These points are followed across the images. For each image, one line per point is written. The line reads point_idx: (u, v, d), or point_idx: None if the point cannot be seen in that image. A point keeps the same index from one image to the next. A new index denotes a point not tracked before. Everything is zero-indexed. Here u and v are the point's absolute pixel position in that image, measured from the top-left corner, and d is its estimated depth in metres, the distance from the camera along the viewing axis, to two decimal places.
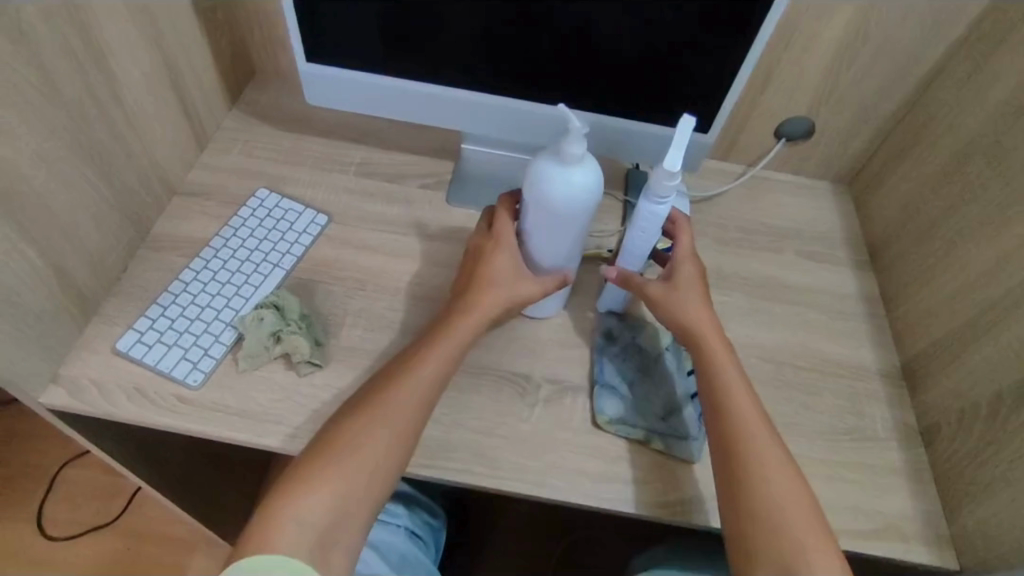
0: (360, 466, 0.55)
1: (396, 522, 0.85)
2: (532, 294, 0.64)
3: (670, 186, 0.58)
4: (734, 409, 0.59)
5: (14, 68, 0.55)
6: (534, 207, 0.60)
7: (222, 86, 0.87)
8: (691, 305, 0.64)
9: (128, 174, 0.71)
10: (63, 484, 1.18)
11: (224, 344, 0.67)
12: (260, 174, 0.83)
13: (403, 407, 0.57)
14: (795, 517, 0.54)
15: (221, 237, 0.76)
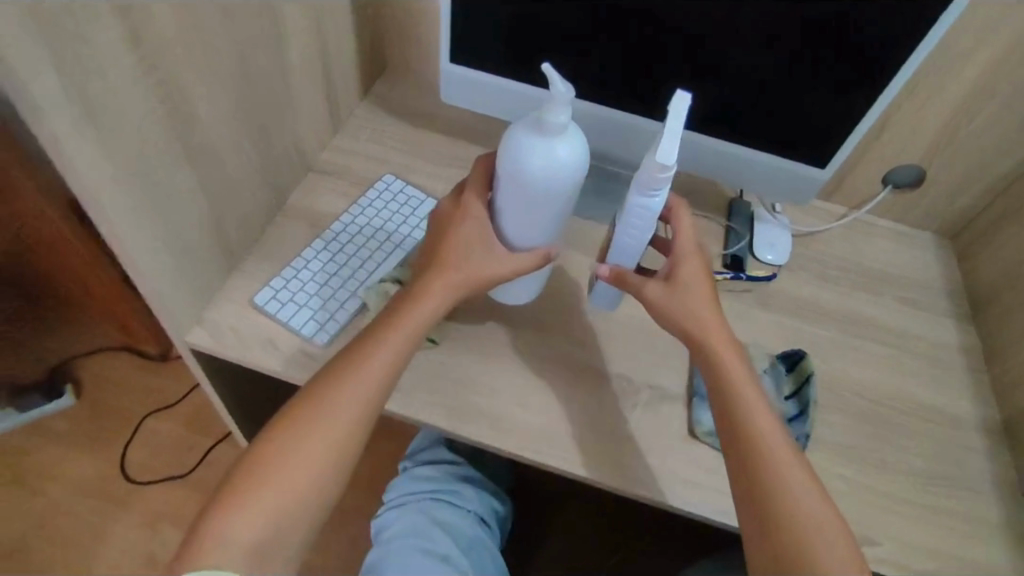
0: (307, 460, 0.57)
1: (468, 508, 0.90)
2: (489, 274, 0.64)
3: (658, 181, 0.55)
4: (747, 420, 0.58)
5: (228, 41, 0.61)
6: (506, 179, 0.60)
7: (360, 78, 0.93)
8: (694, 311, 0.61)
9: (280, 146, 0.78)
10: (145, 431, 1.26)
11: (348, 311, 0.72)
12: (387, 161, 0.89)
13: (346, 408, 0.58)
14: (811, 533, 0.53)
15: (349, 214, 0.81)
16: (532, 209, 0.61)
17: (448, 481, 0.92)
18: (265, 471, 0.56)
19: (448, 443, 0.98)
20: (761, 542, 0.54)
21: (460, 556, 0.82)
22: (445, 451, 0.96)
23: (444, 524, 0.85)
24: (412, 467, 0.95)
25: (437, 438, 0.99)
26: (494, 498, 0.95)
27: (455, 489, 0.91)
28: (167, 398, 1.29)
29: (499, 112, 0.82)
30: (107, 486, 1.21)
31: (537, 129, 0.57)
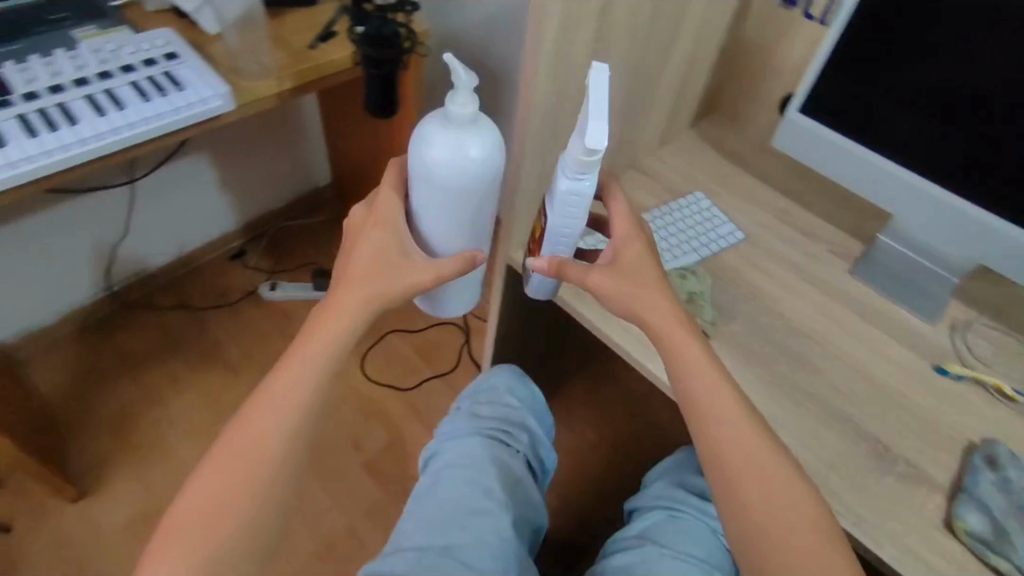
0: (238, 475, 0.60)
1: (517, 449, 0.93)
2: (423, 277, 0.67)
3: (590, 163, 0.57)
4: (698, 408, 0.63)
5: (640, 36, 0.74)
6: (423, 178, 0.67)
7: (694, 109, 1.04)
8: (642, 296, 0.65)
9: (624, 140, 0.91)
10: (386, 344, 1.59)
11: None
12: (698, 182, 0.98)
13: (285, 390, 0.63)
14: (774, 517, 0.59)
15: (658, 212, 0.91)
16: (450, 205, 0.68)
17: (506, 424, 0.95)
18: (223, 466, 0.61)
19: (509, 389, 1.02)
20: (739, 514, 0.60)
21: (503, 490, 0.85)
22: (509, 395, 1.00)
23: (493, 461, 0.89)
24: (473, 399, 1.01)
25: (507, 383, 1.03)
26: (543, 453, 0.99)
27: (512, 432, 0.95)
28: (413, 325, 1.64)
29: (821, 168, 0.82)
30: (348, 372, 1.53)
31: (448, 121, 0.65)
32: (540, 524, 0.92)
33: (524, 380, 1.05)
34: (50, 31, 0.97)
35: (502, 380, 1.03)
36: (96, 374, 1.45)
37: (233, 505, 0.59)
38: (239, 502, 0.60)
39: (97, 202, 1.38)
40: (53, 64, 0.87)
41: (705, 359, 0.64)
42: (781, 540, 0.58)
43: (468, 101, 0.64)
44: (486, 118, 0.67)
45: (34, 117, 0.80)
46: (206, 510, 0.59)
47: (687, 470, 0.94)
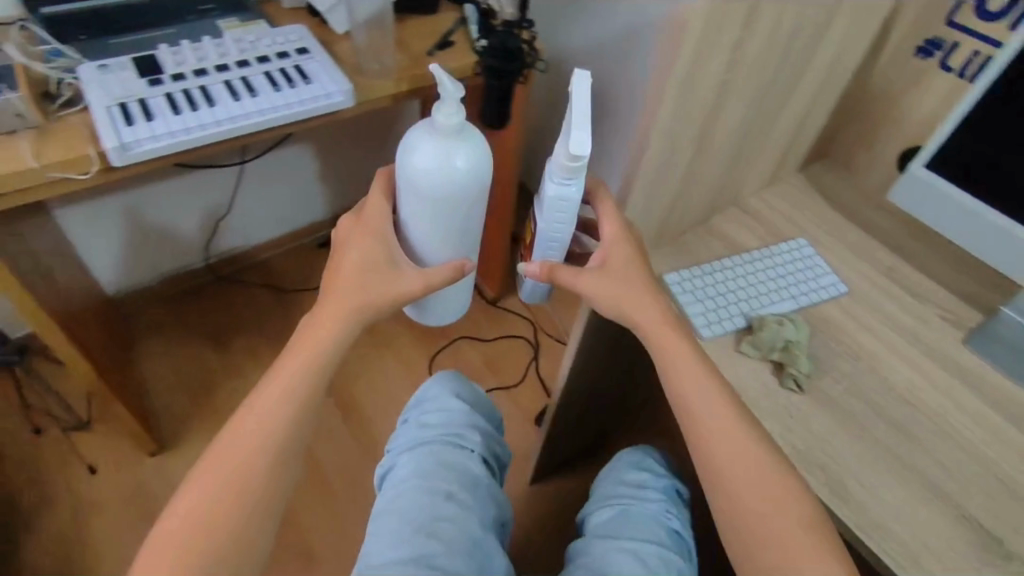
0: (228, 479, 0.64)
1: (472, 450, 0.92)
2: (414, 286, 0.73)
3: (570, 171, 0.66)
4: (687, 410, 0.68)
5: (767, 76, 0.73)
6: (410, 186, 0.75)
7: (805, 153, 1.01)
8: (638, 304, 0.70)
9: (731, 177, 0.89)
10: (455, 347, 1.67)
11: (734, 325, 0.80)
12: (801, 228, 0.95)
13: (273, 399, 0.68)
14: (767, 522, 0.63)
15: (757, 253, 0.88)
16: (436, 210, 0.76)
17: (463, 429, 0.93)
18: (212, 472, 0.64)
19: (455, 392, 0.99)
20: (754, 539, 0.64)
21: (465, 495, 0.85)
22: (455, 399, 0.98)
23: (454, 470, 0.87)
24: (425, 402, 0.98)
25: (454, 387, 1.00)
26: (494, 450, 0.98)
27: (466, 435, 0.93)
28: (484, 333, 1.71)
29: (943, 228, 0.78)
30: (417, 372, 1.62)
31: (435, 132, 0.74)
32: (504, 516, 0.93)
33: (470, 380, 1.04)
34: (200, 20, 1.05)
35: (444, 383, 1.00)
36: (185, 338, 1.54)
37: (226, 515, 0.63)
38: (233, 512, 0.63)
39: (210, 180, 1.48)
40: (200, 50, 0.94)
41: (695, 363, 0.69)
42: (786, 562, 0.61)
43: (450, 116, 0.73)
44: (467, 128, 0.76)
45: (179, 96, 0.87)
46: (198, 521, 0.62)
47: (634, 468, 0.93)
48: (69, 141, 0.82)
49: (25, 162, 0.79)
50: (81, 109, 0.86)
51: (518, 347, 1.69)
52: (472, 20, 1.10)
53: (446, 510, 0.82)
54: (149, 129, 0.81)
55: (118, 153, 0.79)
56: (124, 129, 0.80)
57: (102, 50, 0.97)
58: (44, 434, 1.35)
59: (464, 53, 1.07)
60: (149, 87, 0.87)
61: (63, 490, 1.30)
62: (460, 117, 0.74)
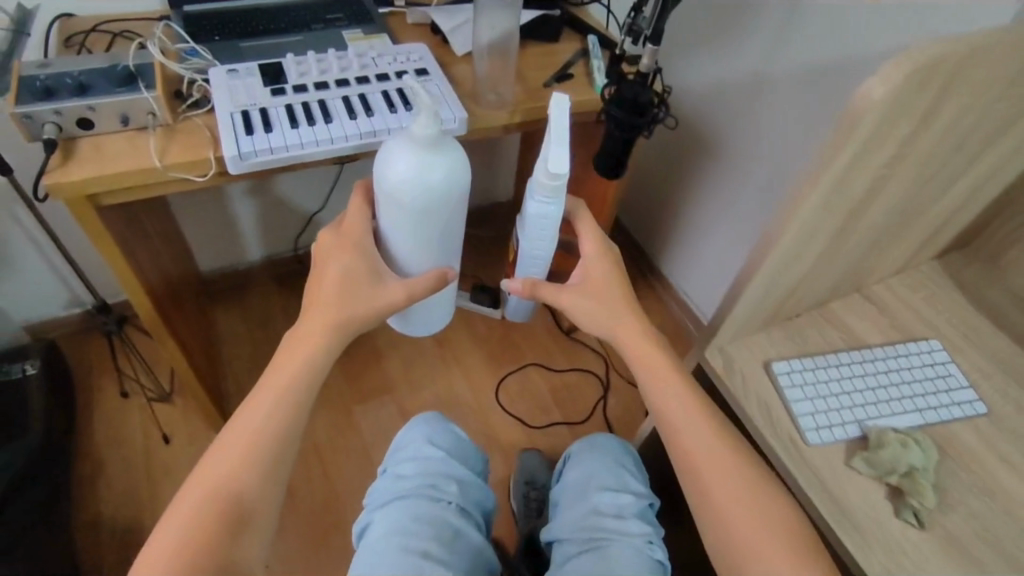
0: (221, 484, 0.67)
1: (445, 499, 0.94)
2: (396, 297, 0.79)
3: (550, 188, 0.76)
4: (675, 433, 0.71)
5: (931, 169, 0.65)
6: (391, 203, 0.77)
7: (948, 243, 0.90)
8: (640, 360, 0.75)
9: (862, 264, 0.80)
10: (523, 374, 1.63)
11: (846, 433, 0.72)
12: (932, 327, 0.85)
13: (261, 408, 0.71)
14: (750, 531, 0.65)
15: (882, 351, 0.79)
16: (418, 224, 0.79)
17: (437, 479, 0.97)
18: (206, 483, 0.67)
19: (429, 438, 1.04)
20: None
21: (439, 548, 0.86)
22: (426, 445, 1.02)
23: (429, 523, 0.89)
24: (404, 450, 1.03)
25: (426, 431, 1.05)
26: (473, 495, 1.00)
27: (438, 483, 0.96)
28: (553, 364, 1.66)
29: None
30: (482, 395, 1.59)
31: (411, 145, 0.74)
32: (490, 562, 0.94)
33: (449, 424, 1.08)
34: (326, 30, 1.07)
35: (422, 432, 1.05)
36: (266, 324, 1.59)
37: (219, 519, 0.65)
38: (223, 519, 0.65)
39: (313, 177, 1.52)
40: (324, 61, 0.94)
41: (674, 383, 0.73)
42: None
43: (427, 135, 0.73)
44: (445, 142, 0.76)
45: (298, 108, 0.87)
46: (186, 534, 0.63)
47: (595, 467, 1.19)
48: (192, 143, 0.85)
49: (150, 160, 0.82)
50: (207, 111, 0.89)
51: (588, 385, 1.63)
52: (593, 53, 1.07)
53: (425, 564, 0.82)
54: (266, 140, 0.82)
55: (235, 162, 0.80)
56: (244, 138, 0.81)
57: (233, 53, 0.99)
58: (130, 398, 1.43)
59: (581, 88, 1.04)
60: (272, 96, 0.88)
61: (138, 455, 1.36)
62: (436, 130, 0.74)
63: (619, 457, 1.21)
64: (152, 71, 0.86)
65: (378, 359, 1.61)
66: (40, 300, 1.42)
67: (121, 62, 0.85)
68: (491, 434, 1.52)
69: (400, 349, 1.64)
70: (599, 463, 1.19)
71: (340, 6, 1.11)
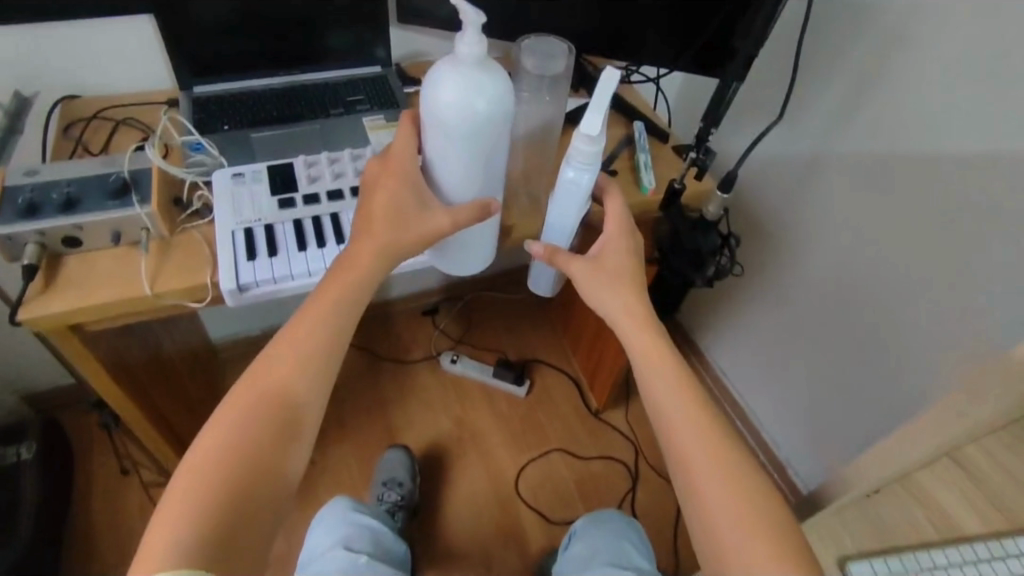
0: (250, 438, 0.55)
1: None
2: (440, 226, 0.67)
3: (588, 153, 0.66)
4: (658, 412, 0.62)
5: None
6: (435, 127, 0.65)
7: None
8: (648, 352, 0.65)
9: (964, 431, 0.67)
10: (546, 461, 1.52)
11: None
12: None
13: (295, 352, 0.60)
14: (725, 517, 0.56)
15: (997, 548, 0.64)
16: (466, 152, 0.67)
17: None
18: (229, 439, 0.55)
19: (345, 544, 1.08)
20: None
21: None
22: (340, 548, 1.06)
23: None
24: (320, 561, 1.05)
25: (344, 535, 1.10)
26: None
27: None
28: (579, 450, 1.54)
29: None
30: (503, 481, 1.48)
31: (456, 59, 0.62)
32: None
33: (367, 522, 1.14)
34: (346, 115, 0.97)
35: (335, 538, 1.09)
36: None
37: (246, 474, 0.53)
38: (251, 475, 0.54)
39: None
40: (338, 163, 0.85)
41: (667, 358, 0.64)
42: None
43: (477, 42, 0.61)
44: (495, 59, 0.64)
45: (308, 226, 0.79)
46: (207, 492, 0.51)
47: (599, 552, 1.09)
48: (188, 263, 0.76)
49: (140, 286, 0.73)
50: (208, 222, 0.80)
51: (616, 475, 1.51)
52: (639, 145, 0.96)
53: None
54: (270, 270, 0.73)
55: (234, 297, 0.71)
56: (244, 265, 0.73)
57: (242, 145, 0.90)
58: (131, 475, 1.35)
59: (625, 188, 0.94)
60: (279, 209, 0.79)
61: (133, 541, 1.27)
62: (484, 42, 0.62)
63: (620, 528, 1.14)
64: (149, 181, 0.77)
65: (393, 438, 1.51)
66: (43, 371, 1.35)
67: (115, 170, 0.77)
68: (511, 526, 1.41)
69: (416, 426, 1.54)
70: (602, 540, 1.10)
71: (361, 87, 1.02)
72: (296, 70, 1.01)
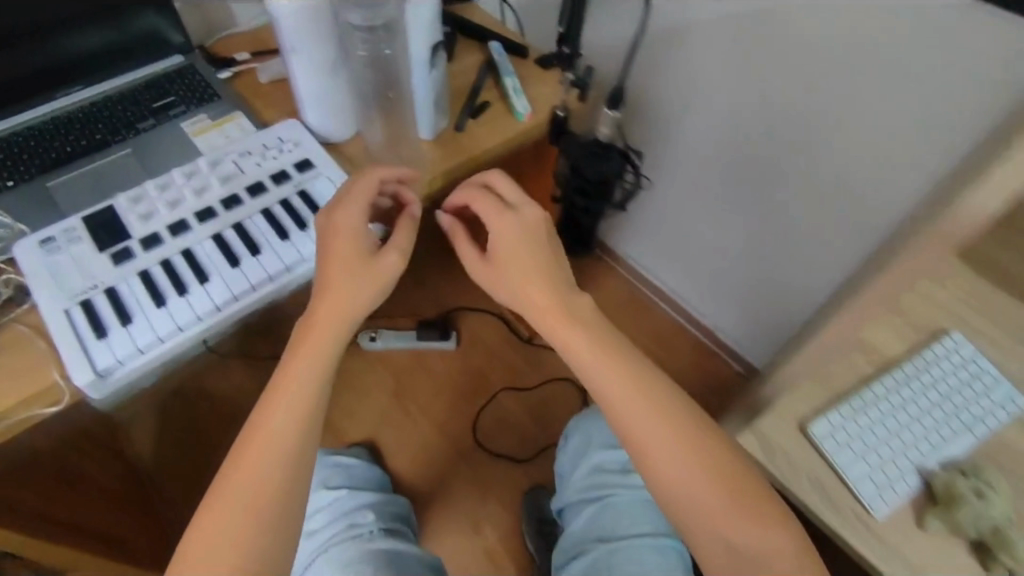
0: (249, 495, 0.53)
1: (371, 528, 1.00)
2: (390, 264, 0.63)
3: None
4: (596, 383, 0.60)
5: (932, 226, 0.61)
6: (280, 17, 0.67)
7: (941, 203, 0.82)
8: (555, 323, 0.61)
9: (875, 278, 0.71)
10: (495, 403, 1.44)
11: (907, 486, 0.67)
12: (947, 309, 0.79)
13: (299, 393, 0.57)
14: (685, 487, 0.57)
15: (902, 377, 0.74)
16: (315, 33, 0.69)
17: (361, 555, 0.92)
18: (240, 491, 0.53)
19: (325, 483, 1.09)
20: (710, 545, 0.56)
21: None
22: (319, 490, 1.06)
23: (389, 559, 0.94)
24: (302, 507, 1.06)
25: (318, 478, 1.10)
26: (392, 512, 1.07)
27: (367, 556, 0.92)
28: (523, 381, 1.48)
29: None
30: (460, 444, 1.39)
31: None
32: None
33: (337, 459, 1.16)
34: (160, 126, 0.82)
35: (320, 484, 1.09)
36: (200, 446, 1.38)
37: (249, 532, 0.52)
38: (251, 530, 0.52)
39: None
40: (169, 188, 0.71)
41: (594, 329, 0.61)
42: (721, 543, 0.56)
43: None
44: None
45: (158, 273, 0.66)
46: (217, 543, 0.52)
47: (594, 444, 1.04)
48: (21, 366, 0.61)
49: None
50: (31, 308, 0.65)
51: (565, 394, 1.46)
52: (504, 69, 0.89)
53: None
54: (131, 342, 0.62)
55: (96, 387, 0.60)
56: (97, 347, 0.61)
57: (44, 204, 0.74)
58: None
59: (499, 121, 0.86)
60: (115, 265, 0.66)
61: None
62: None
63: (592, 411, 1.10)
64: None
65: (336, 432, 1.39)
66: None
67: None
68: (485, 478, 1.36)
69: (357, 417, 1.41)
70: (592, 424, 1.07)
71: (165, 86, 0.84)
72: (73, 88, 0.82)
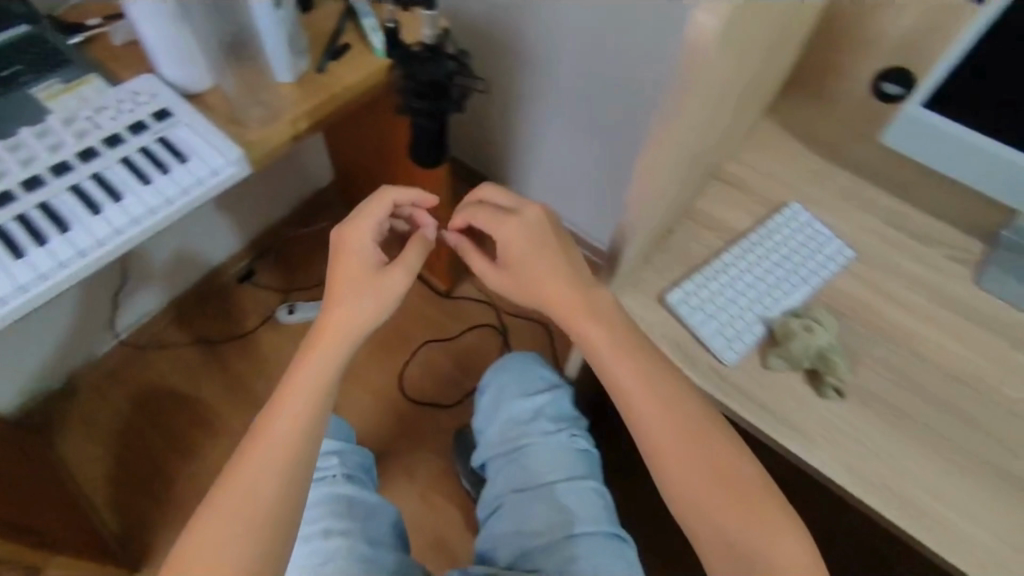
0: (256, 494, 0.59)
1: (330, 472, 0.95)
2: (399, 284, 0.70)
3: None
4: (611, 372, 0.67)
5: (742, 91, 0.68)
6: None
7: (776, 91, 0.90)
8: (572, 319, 0.69)
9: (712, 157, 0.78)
10: (418, 356, 1.48)
11: (755, 335, 0.75)
12: (786, 184, 0.89)
13: (307, 404, 0.64)
14: (691, 480, 0.63)
15: (747, 243, 0.82)
16: None
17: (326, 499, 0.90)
18: (240, 481, 0.60)
19: None
20: (699, 515, 0.63)
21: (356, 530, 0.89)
22: None
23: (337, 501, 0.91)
24: None
25: None
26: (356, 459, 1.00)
27: (329, 502, 0.90)
28: (444, 331, 1.52)
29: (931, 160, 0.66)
30: (389, 398, 1.43)
31: None
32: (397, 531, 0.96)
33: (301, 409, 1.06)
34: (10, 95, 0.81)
35: None
36: (126, 437, 1.38)
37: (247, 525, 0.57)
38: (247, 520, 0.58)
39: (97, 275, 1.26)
40: (21, 147, 0.71)
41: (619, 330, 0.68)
42: (702, 514, 0.62)
43: None
44: None
45: (15, 228, 0.67)
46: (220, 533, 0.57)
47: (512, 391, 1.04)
48: None
49: None
50: None
51: (485, 338, 1.52)
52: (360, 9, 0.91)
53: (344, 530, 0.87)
54: None
55: None
56: None
57: None
58: None
59: (362, 60, 0.89)
60: None
61: None
62: None
63: (516, 359, 1.09)
64: None
65: None
66: None
67: None
68: (417, 425, 1.41)
69: None
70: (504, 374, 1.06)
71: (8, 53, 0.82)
72: None
